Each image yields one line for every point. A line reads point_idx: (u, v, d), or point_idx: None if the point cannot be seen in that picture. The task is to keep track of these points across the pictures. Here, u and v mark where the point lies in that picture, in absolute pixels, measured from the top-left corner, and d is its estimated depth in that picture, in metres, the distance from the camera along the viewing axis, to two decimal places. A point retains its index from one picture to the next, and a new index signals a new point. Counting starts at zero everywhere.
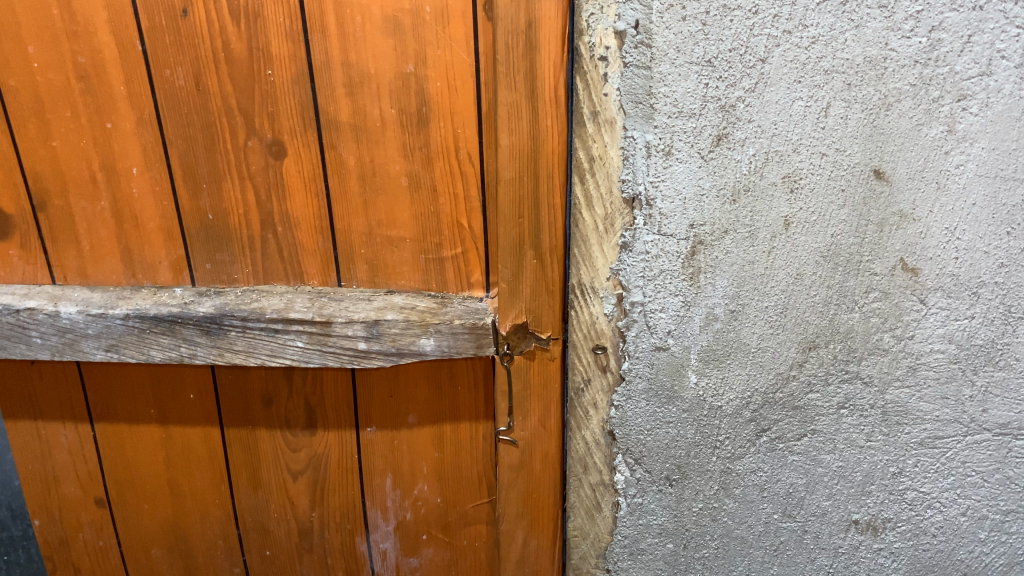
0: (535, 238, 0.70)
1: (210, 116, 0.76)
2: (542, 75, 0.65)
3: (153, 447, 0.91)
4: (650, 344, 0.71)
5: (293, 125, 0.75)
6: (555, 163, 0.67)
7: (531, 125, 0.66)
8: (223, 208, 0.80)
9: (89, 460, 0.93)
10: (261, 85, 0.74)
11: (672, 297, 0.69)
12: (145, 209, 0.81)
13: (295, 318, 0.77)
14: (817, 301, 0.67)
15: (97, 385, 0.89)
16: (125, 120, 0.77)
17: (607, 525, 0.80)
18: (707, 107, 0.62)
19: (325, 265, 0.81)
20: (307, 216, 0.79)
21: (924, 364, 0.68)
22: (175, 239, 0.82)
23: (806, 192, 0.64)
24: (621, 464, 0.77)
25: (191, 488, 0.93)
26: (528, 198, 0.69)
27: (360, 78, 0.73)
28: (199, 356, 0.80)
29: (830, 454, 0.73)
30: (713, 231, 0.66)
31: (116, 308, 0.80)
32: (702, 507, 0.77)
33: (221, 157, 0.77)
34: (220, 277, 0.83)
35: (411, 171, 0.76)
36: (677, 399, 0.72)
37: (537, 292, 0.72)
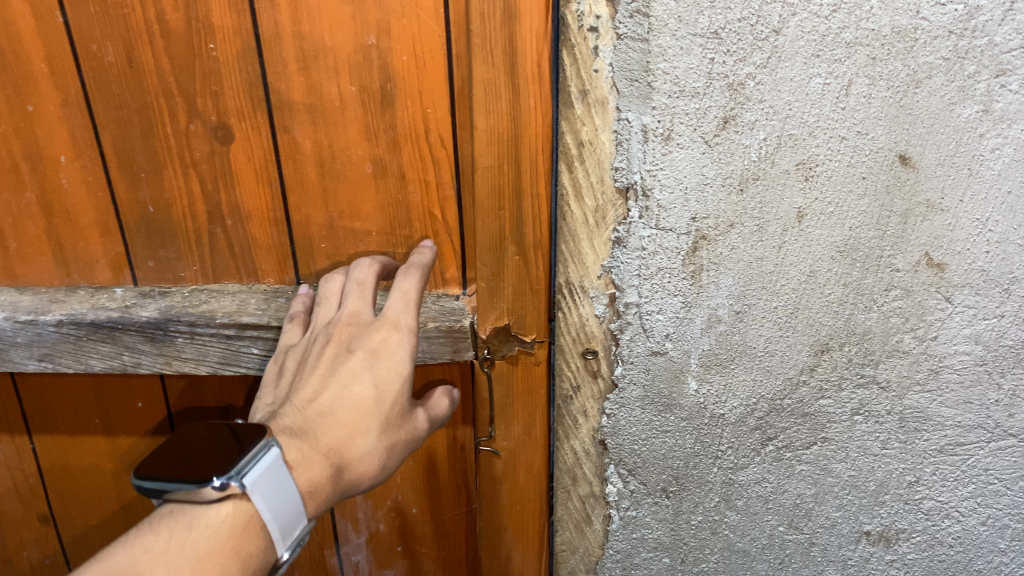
0: (518, 231, 0.62)
1: (146, 96, 0.67)
2: (523, 48, 0.55)
3: (99, 461, 0.83)
4: (646, 348, 0.64)
5: (241, 106, 0.66)
6: (539, 148, 0.58)
7: (513, 105, 0.57)
8: (165, 200, 0.71)
9: (29, 475, 0.85)
10: (202, 60, 0.65)
11: (671, 297, 0.62)
12: (78, 202, 0.72)
13: (248, 323, 0.70)
14: (831, 300, 0.60)
15: (34, 396, 0.81)
16: (48, 102, 0.68)
17: (597, 539, 0.73)
18: (713, 85, 0.55)
19: (282, 260, 0.73)
20: (260, 208, 0.71)
21: (947, 367, 0.62)
22: (112, 235, 0.73)
23: (822, 181, 0.57)
24: (614, 476, 0.70)
25: (144, 502, 0.85)
26: (508, 188, 0.60)
27: (316, 52, 0.64)
28: (144, 365, 0.72)
29: (841, 463, 0.67)
30: (717, 225, 0.59)
31: (48, 314, 0.72)
32: (702, 520, 0.70)
33: (160, 142, 0.68)
34: (165, 275, 0.74)
35: (376, 156, 0.68)
36: (676, 407, 0.66)
37: (520, 291, 0.64)
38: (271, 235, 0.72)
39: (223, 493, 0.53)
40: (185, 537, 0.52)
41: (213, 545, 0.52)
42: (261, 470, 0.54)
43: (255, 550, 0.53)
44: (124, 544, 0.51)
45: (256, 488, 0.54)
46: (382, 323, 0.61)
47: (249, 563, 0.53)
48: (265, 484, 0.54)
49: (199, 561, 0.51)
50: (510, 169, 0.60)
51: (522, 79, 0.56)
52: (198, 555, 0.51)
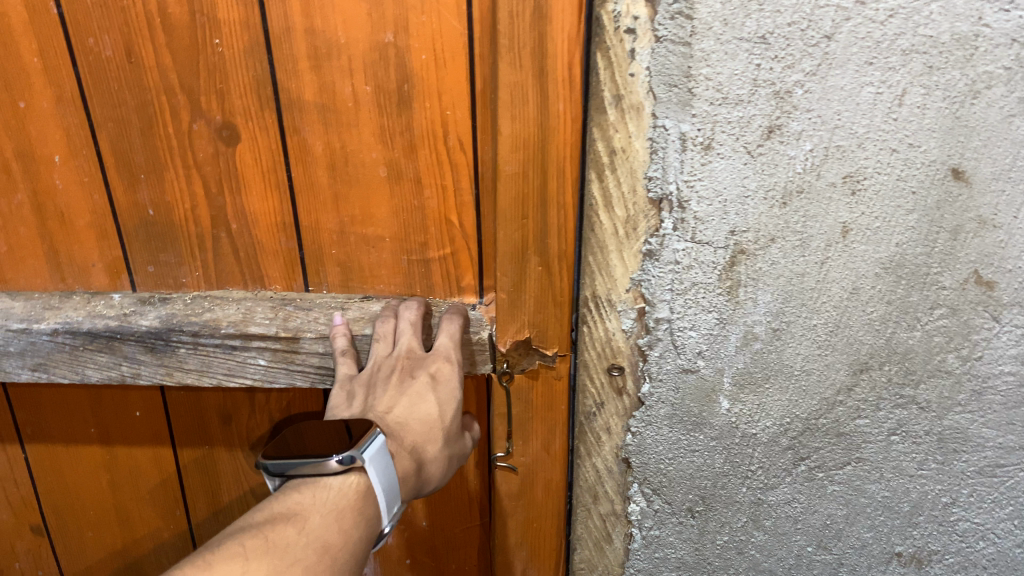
0: (542, 242, 0.59)
1: (146, 94, 0.63)
2: (553, 50, 0.53)
3: (94, 472, 0.80)
4: (676, 365, 0.61)
5: (248, 105, 0.63)
6: (567, 155, 0.56)
7: (540, 111, 0.55)
8: (166, 203, 0.67)
9: (21, 484, 0.82)
10: (206, 57, 0.61)
11: (705, 314, 0.59)
12: (72, 204, 0.68)
13: (255, 334, 0.66)
14: (874, 318, 0.57)
15: (27, 404, 0.78)
16: (40, 99, 0.64)
17: (618, 557, 0.71)
18: (758, 93, 0.51)
19: (290, 267, 0.69)
20: (267, 213, 0.67)
21: (991, 387, 0.59)
22: (110, 239, 0.69)
23: (870, 195, 0.53)
24: (637, 494, 0.67)
25: (140, 514, 0.82)
26: (533, 196, 0.58)
27: (329, 48, 0.60)
28: (144, 376, 0.69)
29: (875, 484, 0.64)
30: (757, 239, 0.55)
31: (43, 322, 0.68)
32: (728, 540, 0.68)
33: (161, 142, 0.65)
34: (166, 281, 0.71)
35: (390, 160, 0.64)
36: (705, 426, 0.63)
37: (542, 303, 0.62)
38: (278, 241, 0.68)
39: (347, 467, 0.56)
40: (324, 496, 0.55)
41: (347, 505, 0.55)
42: (378, 446, 0.57)
43: (372, 518, 0.57)
44: (269, 503, 0.54)
45: (375, 462, 0.57)
46: (438, 355, 0.63)
47: (370, 525, 0.56)
48: (381, 459, 0.57)
49: (340, 515, 0.54)
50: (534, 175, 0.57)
51: (551, 81, 0.54)
52: (338, 509, 0.54)
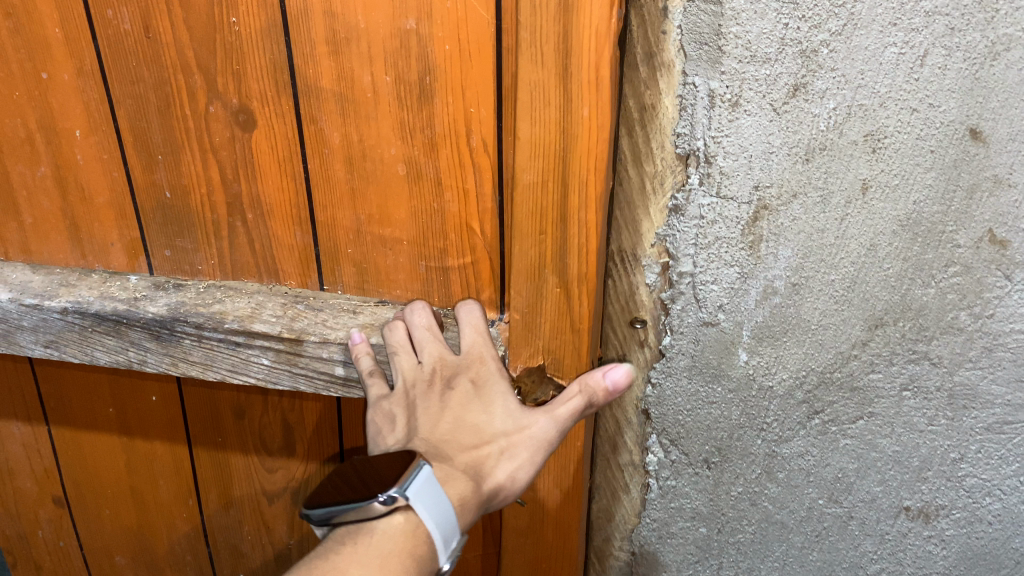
0: (560, 262, 0.62)
1: (164, 72, 0.66)
2: (579, 46, 0.55)
3: (114, 454, 0.97)
4: (697, 318, 0.64)
5: (265, 88, 0.65)
6: (588, 168, 0.59)
7: (562, 110, 0.57)
8: (182, 184, 0.72)
9: (44, 455, 1.00)
10: (225, 34, 0.63)
11: (727, 268, 0.61)
12: (93, 180, 0.73)
13: (258, 332, 0.70)
14: (889, 275, 0.60)
15: (50, 382, 0.94)
16: (63, 72, 0.68)
17: (635, 507, 0.74)
18: (785, 52, 0.53)
19: (305, 264, 0.73)
20: (282, 203, 0.70)
21: (1001, 345, 0.61)
22: (128, 219, 0.75)
23: (890, 153, 0.56)
24: (655, 445, 0.70)
25: (155, 496, 0.99)
26: (551, 211, 0.61)
27: (347, 34, 0.62)
28: (149, 363, 0.75)
29: (886, 438, 0.66)
30: (780, 195, 0.58)
31: (55, 299, 0.74)
32: (742, 491, 0.70)
33: (178, 122, 0.68)
34: (182, 266, 0.76)
35: (409, 156, 0.66)
36: (723, 379, 0.65)
37: (558, 329, 0.65)
38: (294, 235, 0.72)
39: (390, 507, 0.59)
40: (369, 542, 0.58)
41: (394, 547, 0.58)
42: (421, 482, 0.60)
43: (426, 554, 0.59)
44: (319, 555, 0.58)
45: (419, 498, 0.60)
46: (467, 358, 0.67)
47: (422, 564, 0.59)
48: (426, 494, 0.60)
49: (384, 561, 0.57)
50: (555, 196, 0.60)
51: (575, 82, 0.56)
52: (384, 554, 0.57)
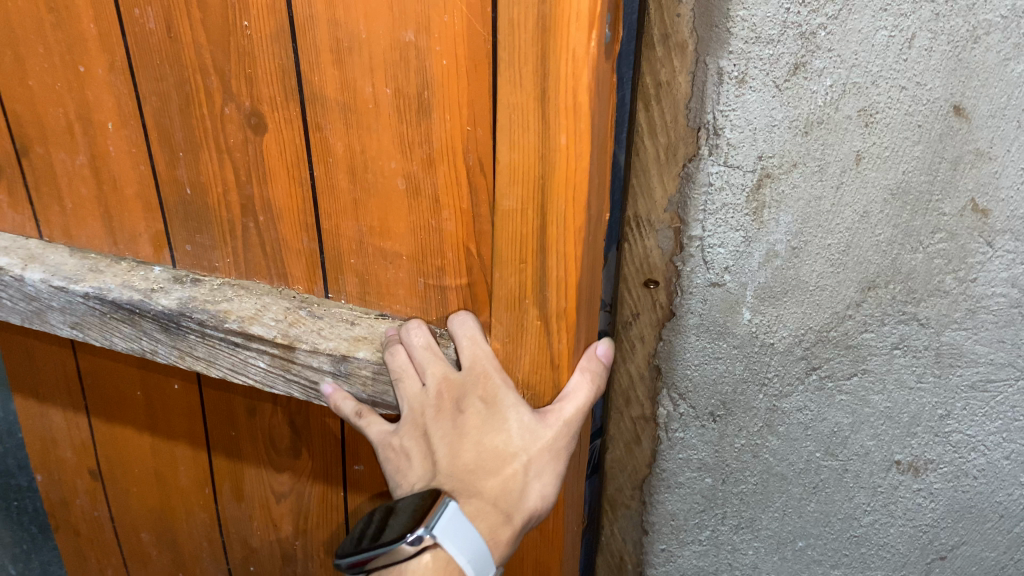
0: (541, 291, 0.65)
1: (185, 72, 0.74)
2: (557, 76, 0.56)
3: (140, 431, 1.10)
4: (706, 279, 0.70)
5: (274, 93, 0.72)
6: (563, 195, 0.60)
7: (540, 140, 0.59)
8: (200, 181, 0.81)
9: (80, 427, 1.15)
10: (239, 39, 0.70)
11: (733, 232, 0.67)
12: (123, 173, 0.85)
13: (254, 335, 0.77)
14: (881, 240, 0.65)
15: (86, 358, 1.07)
16: (98, 67, 0.79)
17: (646, 458, 0.80)
18: (786, 34, 0.60)
19: (311, 269, 0.81)
20: (291, 208, 0.78)
21: (984, 308, 0.67)
22: (152, 211, 0.86)
23: (882, 127, 0.62)
24: (665, 398, 0.76)
25: (174, 476, 1.11)
26: (531, 240, 0.64)
27: (349, 43, 0.66)
28: (159, 352, 0.85)
29: (878, 395, 0.72)
30: (782, 164, 0.64)
31: (81, 285, 0.86)
32: (745, 443, 0.76)
33: (196, 121, 0.77)
34: (200, 261, 0.86)
35: (408, 171, 0.70)
36: (729, 335, 0.71)
37: (537, 361, 0.69)
38: (301, 241, 0.79)
39: (417, 548, 0.66)
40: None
41: None
42: (444, 520, 0.66)
43: None
44: None
45: (445, 535, 0.66)
46: (472, 375, 0.70)
47: None
48: (451, 531, 0.66)
49: None
50: (536, 228, 0.63)
51: (552, 109, 0.57)
52: None
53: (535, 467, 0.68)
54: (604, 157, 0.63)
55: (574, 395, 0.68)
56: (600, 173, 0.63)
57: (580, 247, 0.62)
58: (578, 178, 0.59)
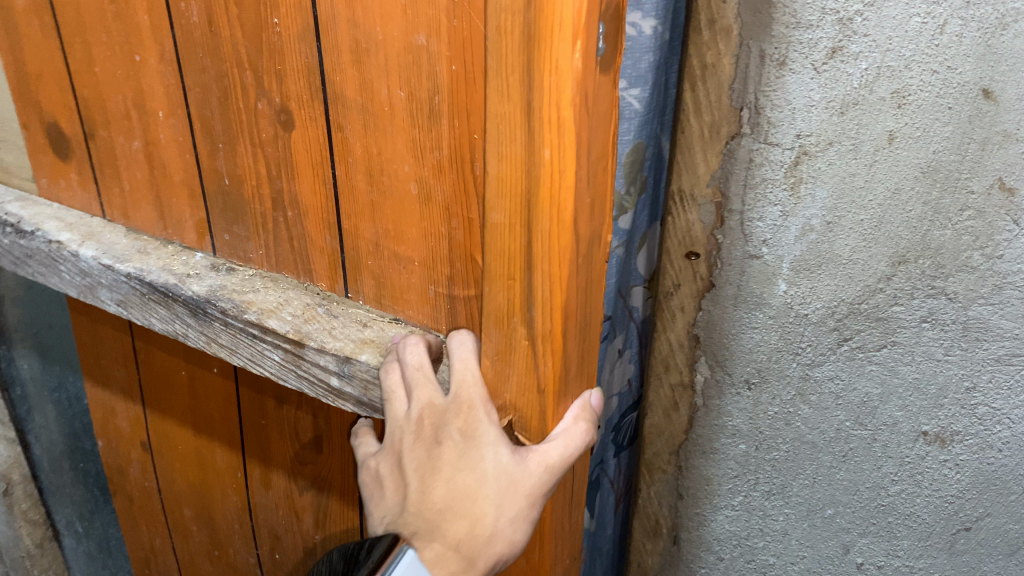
0: (526, 309, 0.61)
1: (225, 65, 0.77)
2: (540, 89, 0.53)
3: (184, 410, 1.13)
4: (745, 252, 0.74)
5: (301, 90, 0.73)
6: (545, 213, 0.56)
7: (526, 155, 0.56)
8: (237, 173, 0.83)
9: (135, 400, 1.19)
10: (270, 35, 0.72)
11: (771, 207, 0.72)
12: (172, 161, 0.89)
13: (270, 328, 0.78)
14: (911, 216, 0.69)
15: (142, 335, 1.11)
16: (152, 57, 0.83)
17: (682, 424, 0.85)
18: (825, 19, 0.64)
19: (333, 267, 0.81)
20: (316, 206, 0.78)
21: (1010, 283, 0.70)
22: (196, 198, 0.89)
23: (914, 108, 0.66)
24: (702, 366, 0.81)
25: (212, 456, 1.14)
26: (518, 257, 0.60)
27: (367, 44, 0.66)
28: (190, 337, 0.87)
29: (907, 365, 0.75)
30: (819, 142, 0.68)
31: (126, 265, 0.91)
32: (778, 411, 0.80)
33: (234, 112, 0.79)
34: (236, 251, 0.89)
35: (419, 177, 0.69)
36: (765, 306, 0.76)
37: (523, 384, 0.65)
38: (325, 239, 0.80)
39: None
40: None
41: None
42: (404, 565, 0.65)
43: None
44: None
45: None
46: (455, 403, 0.67)
47: None
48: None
49: None
50: (520, 248, 0.59)
51: (536, 123, 0.54)
52: None
53: (508, 514, 0.65)
54: (596, 173, 0.58)
55: (554, 440, 0.65)
56: (593, 189, 0.57)
57: (565, 267, 0.58)
58: (562, 197, 0.56)
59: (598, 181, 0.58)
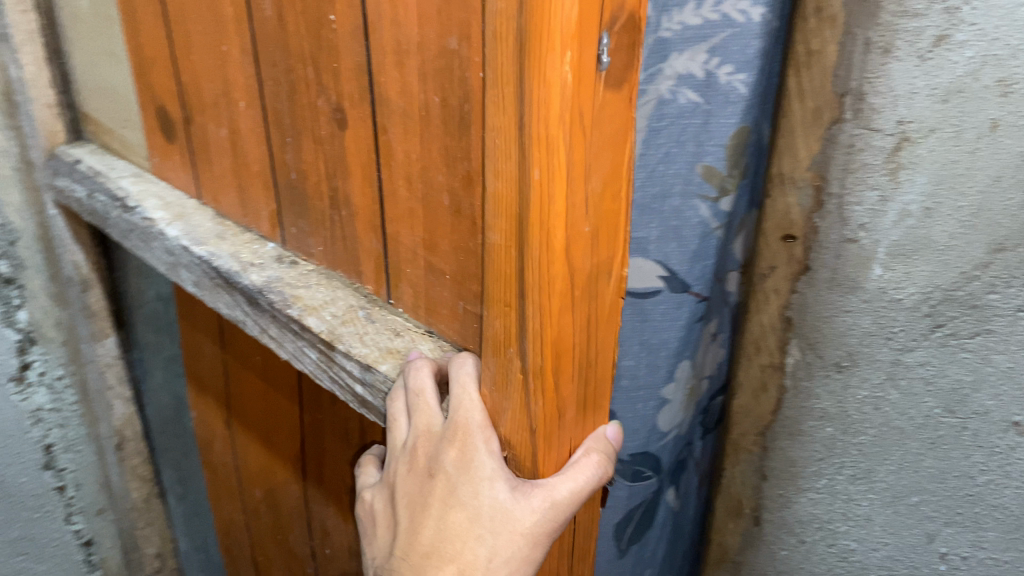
0: (521, 334, 0.58)
1: (293, 62, 0.74)
2: (530, 100, 0.49)
3: (261, 385, 1.20)
4: (841, 235, 0.76)
5: (353, 91, 0.69)
6: (535, 238, 0.53)
7: (520, 176, 0.52)
8: (303, 168, 0.81)
9: (218, 376, 1.26)
10: (327, 34, 0.69)
11: (870, 191, 0.73)
12: (251, 151, 0.87)
13: (308, 326, 0.79)
14: (1012, 204, 0.69)
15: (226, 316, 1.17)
16: (234, 49, 0.81)
17: (771, 405, 0.87)
18: (933, 8, 0.65)
19: (379, 270, 0.78)
20: (365, 207, 0.75)
21: None
22: (271, 190, 0.87)
23: (1019, 96, 0.65)
24: (794, 347, 0.83)
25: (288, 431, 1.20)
26: (515, 281, 0.57)
27: (407, 45, 0.62)
28: (249, 324, 0.89)
29: (1002, 354, 0.73)
30: (921, 129, 0.69)
31: (203, 247, 0.92)
32: (867, 396, 0.80)
33: (301, 107, 0.77)
34: (302, 244, 0.87)
35: (451, 189, 0.64)
36: (859, 290, 0.77)
37: (518, 411, 0.61)
38: (371, 241, 0.77)
39: None
40: None
41: None
42: None
43: None
44: None
45: None
46: (453, 434, 0.64)
47: None
48: None
49: None
50: (510, 274, 0.57)
51: (527, 139, 0.50)
52: None
53: (500, 556, 0.62)
54: (589, 194, 0.55)
55: (563, 474, 0.64)
56: (590, 216, 0.56)
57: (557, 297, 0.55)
58: (552, 221, 0.53)
59: (592, 207, 0.56)
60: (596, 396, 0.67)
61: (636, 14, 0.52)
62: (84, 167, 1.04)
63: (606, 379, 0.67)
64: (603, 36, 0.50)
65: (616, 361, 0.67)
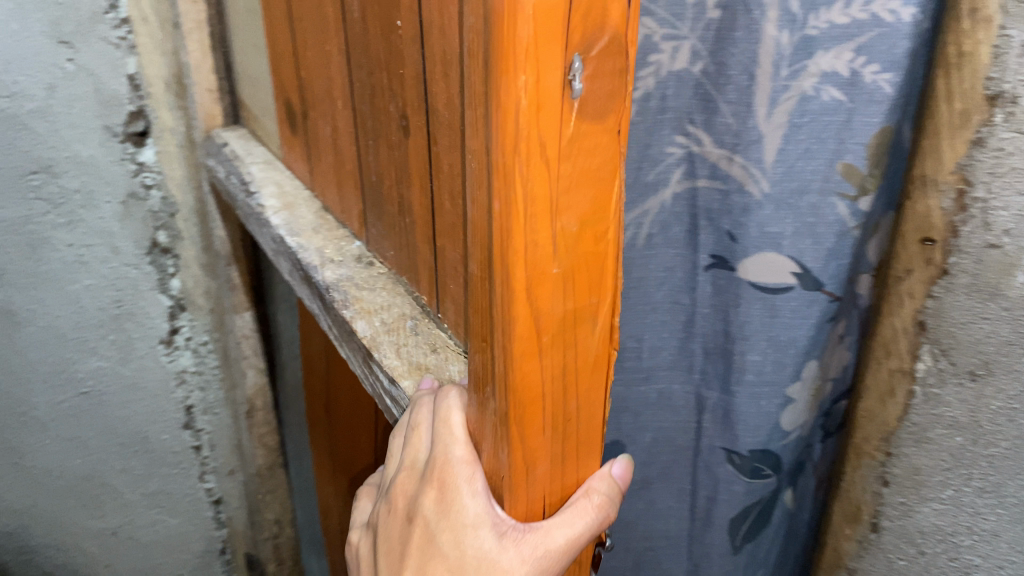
0: (492, 379, 0.49)
1: (373, 66, 0.73)
2: (494, 125, 0.40)
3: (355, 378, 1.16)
4: (984, 241, 0.65)
5: (413, 96, 0.66)
6: (499, 278, 0.44)
7: (487, 205, 0.43)
8: (380, 172, 0.78)
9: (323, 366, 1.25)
10: (393, 43, 0.67)
11: (1019, 196, 0.62)
12: (345, 151, 0.86)
13: (353, 328, 0.77)
14: None
15: None
16: (333, 49, 0.81)
17: (896, 412, 0.76)
18: None
19: (432, 284, 0.74)
20: (422, 218, 0.71)
21: None
22: (359, 191, 0.86)
23: None
24: (926, 353, 0.72)
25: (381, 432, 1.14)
26: (488, 319, 0.48)
27: (452, 57, 0.57)
28: (322, 320, 0.89)
29: None
30: None
31: (297, 239, 0.93)
32: (1001, 407, 0.68)
33: (378, 112, 0.75)
34: (380, 247, 0.85)
35: None
36: (1000, 297, 0.66)
37: (494, 464, 0.52)
38: (426, 254, 0.73)
39: None
40: None
41: None
42: None
43: None
44: None
45: None
46: (434, 467, 0.55)
47: None
48: None
49: None
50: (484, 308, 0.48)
51: (492, 168, 0.41)
52: None
53: None
54: (560, 231, 0.44)
55: (558, 516, 0.54)
56: (562, 255, 0.45)
57: (530, 346, 0.46)
58: (514, 260, 0.43)
59: (566, 248, 0.45)
60: (579, 450, 0.54)
61: (622, 35, 0.40)
62: (228, 150, 1.11)
63: (592, 440, 0.55)
64: (574, 57, 0.39)
65: (605, 421, 0.55)
